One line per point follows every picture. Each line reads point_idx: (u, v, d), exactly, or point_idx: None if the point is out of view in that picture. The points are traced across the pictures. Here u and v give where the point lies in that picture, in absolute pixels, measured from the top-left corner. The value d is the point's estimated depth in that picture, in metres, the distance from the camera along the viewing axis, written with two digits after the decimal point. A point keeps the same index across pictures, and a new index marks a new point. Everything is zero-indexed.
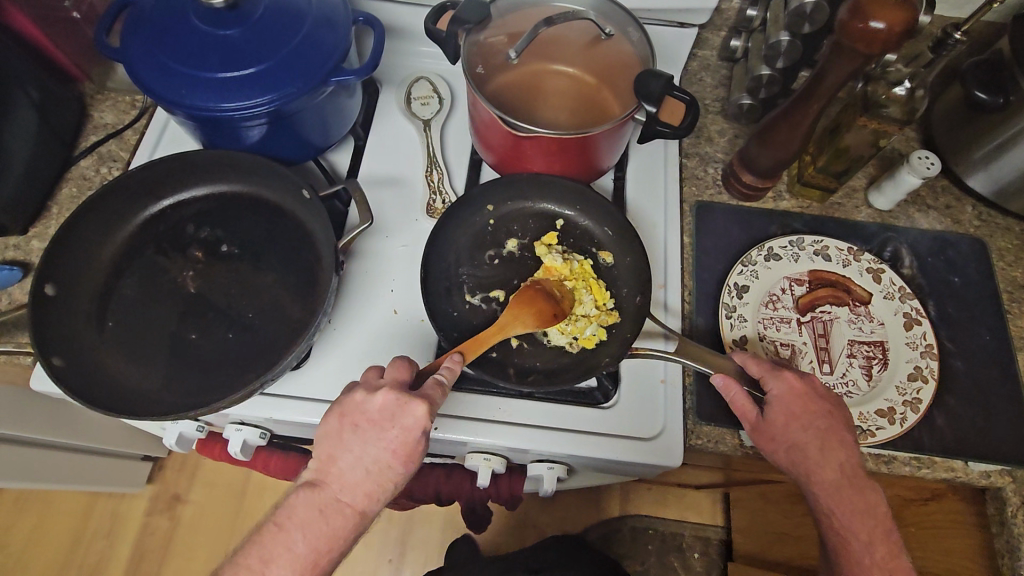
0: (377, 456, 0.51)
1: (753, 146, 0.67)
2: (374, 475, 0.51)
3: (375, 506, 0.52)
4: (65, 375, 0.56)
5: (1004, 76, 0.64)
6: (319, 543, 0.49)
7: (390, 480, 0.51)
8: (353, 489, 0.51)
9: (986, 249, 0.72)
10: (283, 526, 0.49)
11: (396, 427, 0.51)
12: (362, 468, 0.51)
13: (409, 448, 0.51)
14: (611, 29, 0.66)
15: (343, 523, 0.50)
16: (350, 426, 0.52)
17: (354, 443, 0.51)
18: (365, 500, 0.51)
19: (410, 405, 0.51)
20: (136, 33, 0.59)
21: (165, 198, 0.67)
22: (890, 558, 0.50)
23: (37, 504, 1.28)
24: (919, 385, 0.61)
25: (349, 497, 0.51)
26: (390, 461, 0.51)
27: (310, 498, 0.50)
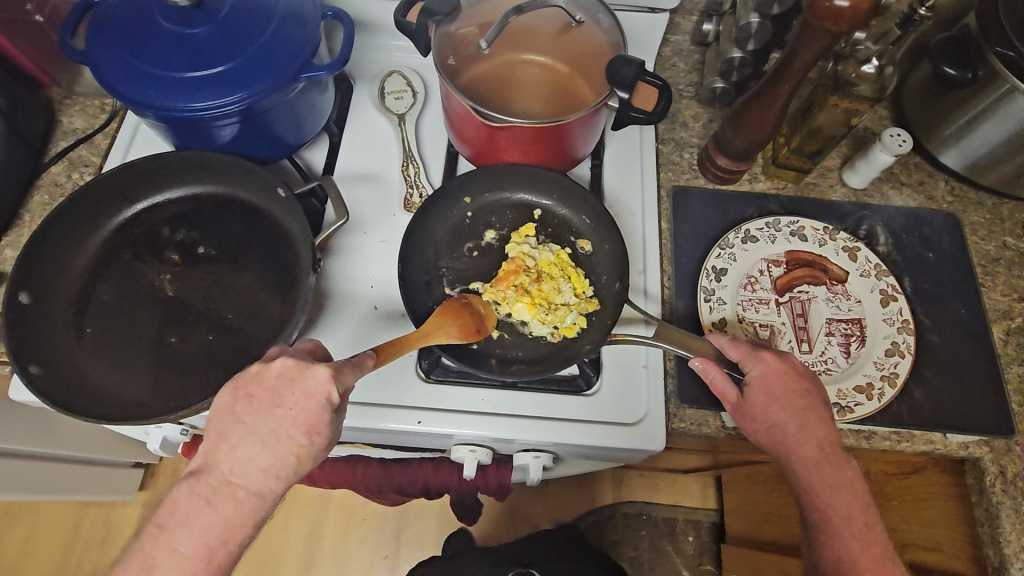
0: (271, 425, 0.47)
1: (727, 129, 0.68)
2: (269, 447, 0.47)
3: (275, 488, 0.47)
4: (43, 384, 0.56)
5: (971, 52, 0.65)
6: (213, 536, 0.45)
7: (287, 453, 0.47)
8: (250, 468, 0.46)
9: (959, 224, 0.73)
10: (166, 525, 0.45)
11: (294, 394, 0.47)
12: (255, 443, 0.47)
13: (310, 415, 0.47)
14: (581, 16, 0.66)
15: (237, 510, 0.46)
16: (242, 398, 0.48)
17: (247, 416, 0.47)
18: (261, 481, 0.47)
19: (308, 369, 0.48)
20: (100, 35, 0.59)
21: (139, 202, 0.66)
22: (868, 529, 0.51)
23: (28, 516, 1.27)
24: (896, 359, 0.62)
25: (240, 478, 0.46)
26: (287, 429, 0.47)
27: (196, 487, 0.46)
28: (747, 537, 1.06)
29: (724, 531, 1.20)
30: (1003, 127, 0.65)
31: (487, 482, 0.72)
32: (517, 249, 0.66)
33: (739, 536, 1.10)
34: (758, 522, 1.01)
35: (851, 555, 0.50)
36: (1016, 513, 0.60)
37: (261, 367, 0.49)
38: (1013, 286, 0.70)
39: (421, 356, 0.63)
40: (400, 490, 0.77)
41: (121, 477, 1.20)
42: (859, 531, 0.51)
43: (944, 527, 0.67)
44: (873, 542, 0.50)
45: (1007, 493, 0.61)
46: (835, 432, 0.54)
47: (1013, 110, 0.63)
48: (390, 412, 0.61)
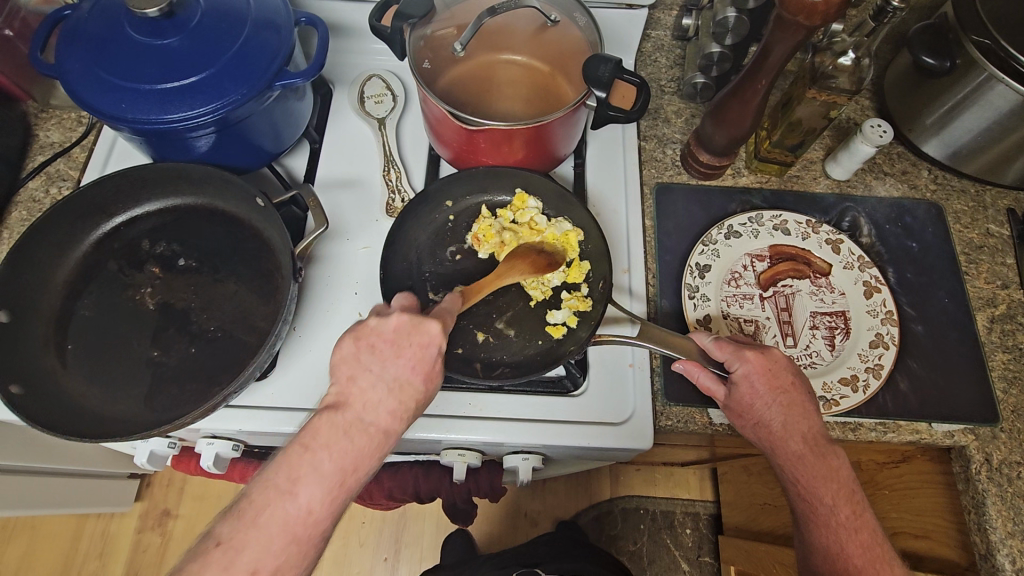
0: (395, 372, 0.50)
1: (707, 125, 0.67)
2: (395, 393, 0.49)
3: (399, 426, 0.49)
4: (24, 403, 0.55)
5: (950, 41, 0.64)
6: (348, 463, 0.46)
7: (409, 399, 0.50)
8: (379, 407, 0.49)
9: (942, 213, 0.73)
10: (310, 447, 0.46)
11: (412, 345, 0.50)
12: (382, 386, 0.49)
13: (426, 363, 0.50)
14: (556, 16, 0.66)
15: (365, 446, 0.48)
16: (366, 347, 0.51)
17: (371, 363, 0.50)
18: (387, 416, 0.49)
19: (421, 323, 0.51)
20: (71, 48, 0.58)
21: (118, 215, 0.66)
22: (855, 517, 0.51)
23: (27, 528, 1.26)
24: (881, 351, 0.62)
25: (369, 416, 0.48)
26: (408, 376, 0.50)
27: (335, 420, 0.48)
28: (744, 527, 1.06)
29: (721, 522, 1.21)
30: (984, 115, 0.65)
31: (477, 486, 0.72)
32: (527, 216, 0.68)
33: (737, 527, 1.10)
34: (754, 512, 1.01)
35: (837, 543, 0.51)
36: (1001, 501, 0.60)
37: (377, 320, 0.51)
38: (996, 273, 0.70)
39: None
40: (389, 497, 0.77)
41: (118, 489, 1.20)
42: (847, 520, 0.51)
43: (930, 516, 0.67)
44: (859, 529, 0.51)
45: (992, 481, 0.61)
46: (821, 424, 0.54)
47: (991, 97, 0.63)
48: None
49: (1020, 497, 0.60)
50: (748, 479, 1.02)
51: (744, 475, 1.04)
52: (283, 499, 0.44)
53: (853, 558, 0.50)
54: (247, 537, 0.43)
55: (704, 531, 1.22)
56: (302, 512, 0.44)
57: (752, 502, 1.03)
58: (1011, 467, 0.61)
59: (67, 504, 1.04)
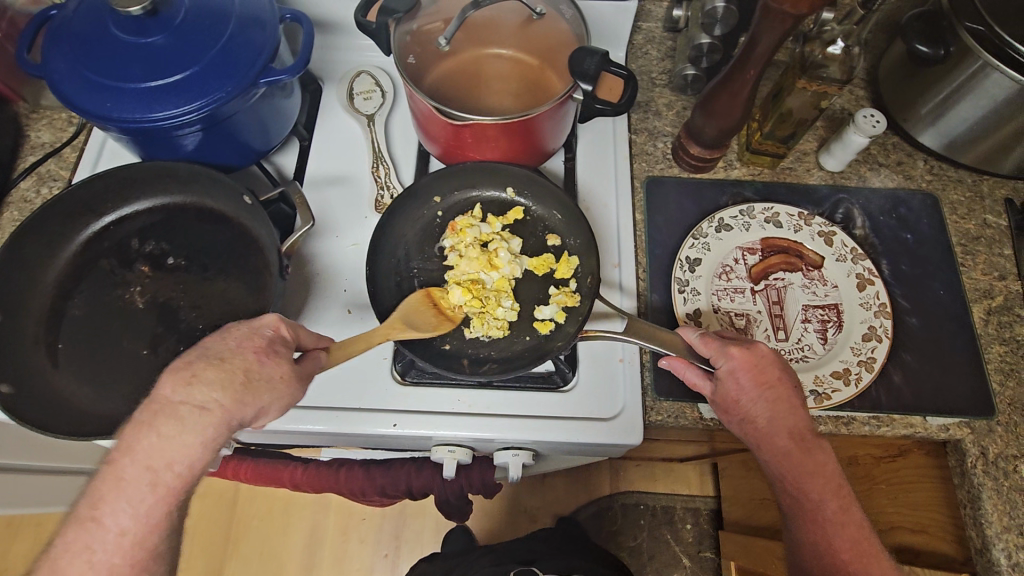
0: (221, 348, 0.46)
1: (697, 117, 0.67)
2: (213, 364, 0.44)
3: (229, 406, 0.43)
4: (13, 402, 0.56)
5: (944, 27, 0.63)
6: (163, 461, 0.42)
7: (234, 371, 0.44)
8: (190, 387, 0.43)
9: (938, 204, 0.72)
10: (119, 460, 0.42)
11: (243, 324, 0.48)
12: (201, 360, 0.44)
13: (256, 340, 0.47)
14: (542, 9, 0.66)
15: (186, 431, 0.42)
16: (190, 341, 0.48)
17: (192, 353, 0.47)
18: (206, 393, 0.43)
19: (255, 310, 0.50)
20: (56, 47, 0.58)
21: (106, 215, 0.66)
22: (843, 511, 0.50)
23: (30, 527, 1.27)
24: (874, 344, 0.62)
25: (182, 394, 0.42)
26: (235, 352, 0.46)
27: (141, 415, 0.42)
28: (743, 523, 1.05)
29: (722, 517, 1.20)
30: (979, 103, 0.64)
31: (470, 483, 0.72)
32: (494, 246, 0.66)
33: (737, 522, 1.09)
34: (753, 507, 1.01)
35: (826, 539, 0.50)
36: (998, 494, 0.59)
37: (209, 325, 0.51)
38: (993, 264, 0.69)
39: (395, 359, 0.63)
40: (382, 493, 0.77)
41: None
42: (836, 514, 0.50)
43: (928, 511, 0.66)
44: (847, 524, 0.50)
45: (988, 475, 0.60)
46: (808, 419, 0.53)
47: (985, 85, 0.62)
48: (364, 417, 0.61)
49: (1016, 491, 0.59)
50: (747, 473, 1.02)
51: (742, 470, 1.03)
52: (90, 525, 0.41)
53: (842, 553, 0.49)
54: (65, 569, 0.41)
55: (705, 526, 1.21)
56: (115, 534, 0.41)
57: (750, 497, 1.02)
58: (1007, 460, 0.60)
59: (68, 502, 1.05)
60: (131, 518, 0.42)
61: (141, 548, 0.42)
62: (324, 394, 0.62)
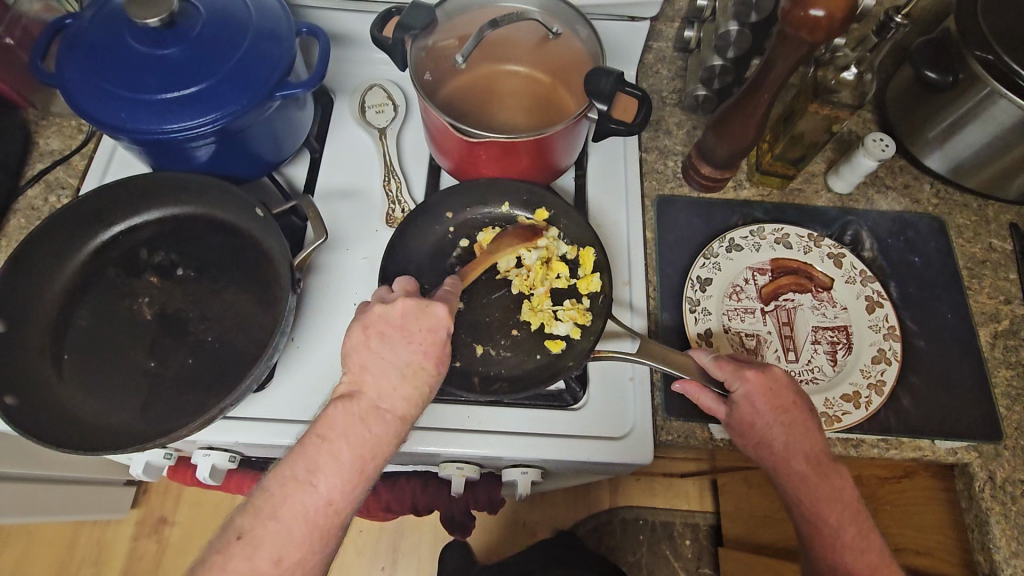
0: (407, 358, 0.50)
1: (709, 137, 0.67)
2: (387, 370, 0.50)
3: (414, 408, 0.50)
4: (17, 414, 0.55)
5: (954, 55, 0.64)
6: (358, 450, 0.47)
7: (422, 384, 0.50)
8: (392, 394, 0.49)
9: (944, 227, 0.72)
10: (327, 437, 0.46)
11: (421, 329, 0.52)
12: (395, 372, 0.50)
13: (438, 348, 0.52)
14: (558, 28, 0.66)
15: (385, 431, 0.48)
16: (375, 335, 0.51)
17: (380, 349, 0.51)
18: (399, 401, 0.49)
19: (427, 308, 0.52)
20: (70, 57, 0.58)
21: (116, 224, 0.65)
22: (862, 538, 0.50)
23: (21, 536, 1.25)
24: (883, 367, 0.62)
25: (376, 399, 0.49)
26: (420, 361, 0.51)
27: (344, 406, 0.48)
28: (742, 540, 1.05)
29: (720, 534, 1.19)
30: (986, 129, 0.65)
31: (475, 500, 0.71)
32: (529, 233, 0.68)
33: (737, 540, 1.08)
34: (754, 524, 1.00)
35: (845, 565, 0.50)
36: (1005, 519, 0.59)
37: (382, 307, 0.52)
38: (999, 288, 0.70)
39: None
40: (386, 509, 0.77)
41: (114, 496, 1.18)
42: (854, 541, 0.50)
43: (934, 532, 0.66)
44: (867, 550, 0.50)
45: (996, 499, 0.60)
46: (823, 443, 0.53)
47: (994, 112, 0.63)
48: None
49: (1023, 515, 0.60)
50: (749, 491, 1.01)
51: (744, 487, 1.02)
52: (302, 490, 0.44)
53: None
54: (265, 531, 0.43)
55: (704, 542, 1.19)
56: (323, 502, 0.45)
57: (752, 513, 1.01)
58: (1014, 485, 0.60)
59: (63, 511, 1.03)
60: (335, 489, 0.45)
61: (333, 523, 0.45)
62: None
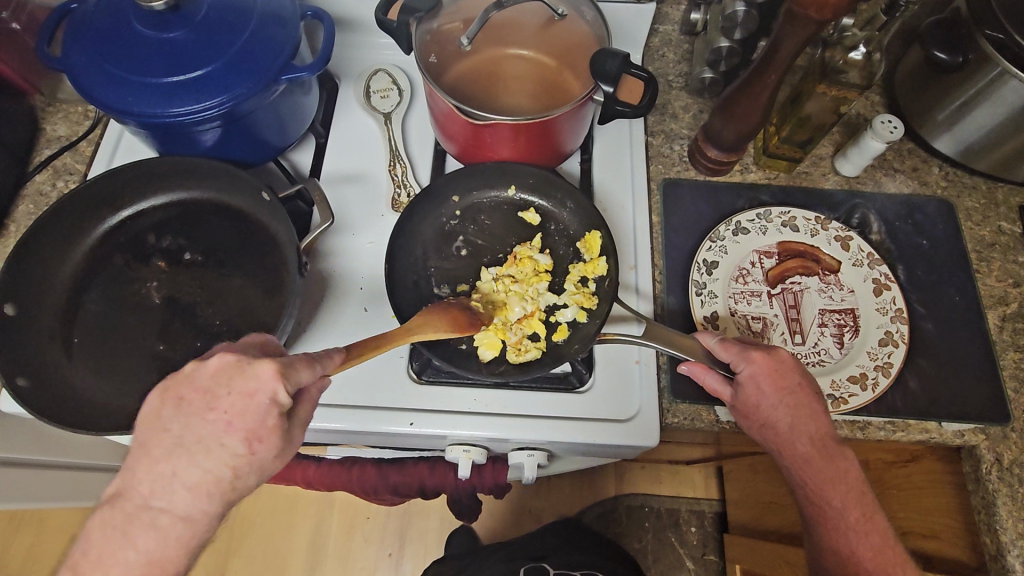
0: (206, 432, 0.43)
1: (715, 120, 0.67)
2: (199, 460, 0.42)
3: (212, 502, 0.43)
4: (28, 396, 0.55)
5: (962, 35, 0.63)
6: (138, 567, 0.41)
7: (221, 464, 0.43)
8: (174, 482, 0.42)
9: (953, 210, 0.72)
10: (89, 559, 0.41)
11: (231, 394, 0.43)
12: (183, 455, 0.42)
13: (247, 419, 0.43)
14: (564, 10, 0.65)
15: (165, 535, 0.42)
16: (172, 400, 0.44)
17: (173, 421, 0.44)
18: (188, 497, 0.42)
19: (248, 367, 0.44)
20: (77, 41, 0.58)
21: (123, 209, 0.66)
22: (865, 519, 0.51)
23: (34, 522, 1.26)
24: (890, 349, 0.62)
25: (164, 500, 0.42)
26: (221, 434, 0.43)
27: (114, 512, 0.42)
28: (748, 527, 1.06)
29: (726, 520, 1.19)
30: (997, 111, 0.64)
31: (482, 483, 0.72)
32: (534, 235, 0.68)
33: (743, 526, 1.09)
34: (760, 510, 1.00)
35: (848, 546, 0.50)
36: (1012, 501, 0.59)
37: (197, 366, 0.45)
38: (1008, 271, 0.69)
39: (411, 357, 0.63)
40: (394, 491, 0.78)
41: None
42: (859, 522, 0.51)
43: (941, 515, 0.66)
44: (870, 532, 0.50)
45: (1003, 481, 0.60)
46: (829, 425, 0.53)
47: (1003, 93, 0.62)
48: (381, 415, 0.60)
49: None
50: (754, 477, 1.01)
51: (749, 473, 1.02)
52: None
53: (865, 561, 0.49)
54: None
55: (709, 529, 1.20)
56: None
57: (757, 499, 1.02)
58: (1022, 468, 0.60)
59: (74, 497, 1.04)
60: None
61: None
62: (340, 390, 0.62)
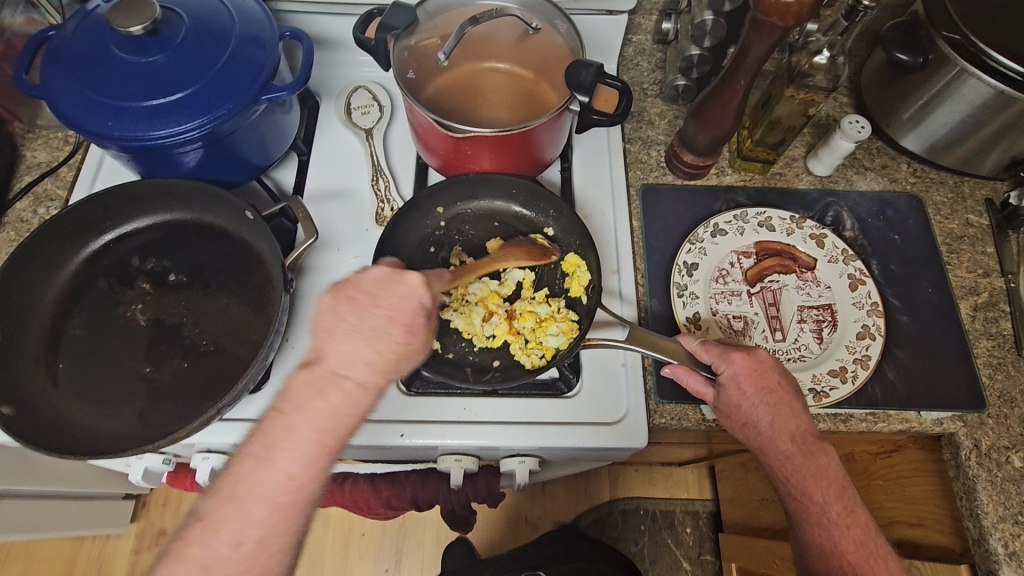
0: (373, 322, 0.46)
1: (690, 125, 0.69)
2: (375, 341, 0.45)
3: (379, 380, 0.45)
4: (14, 422, 0.55)
5: (922, 37, 0.66)
6: (328, 423, 0.42)
7: (390, 348, 0.46)
8: (355, 356, 0.44)
9: (923, 205, 0.74)
10: (284, 411, 0.42)
11: (391, 296, 0.48)
12: (359, 338, 0.45)
13: (406, 313, 0.47)
14: (537, 23, 0.67)
15: (344, 404, 0.43)
16: (344, 299, 0.47)
17: (348, 312, 0.46)
18: (367, 370, 0.44)
19: (401, 276, 0.48)
20: (55, 67, 0.58)
21: (106, 233, 0.66)
22: (846, 513, 0.52)
23: (21, 554, 1.24)
24: (868, 342, 0.63)
25: (348, 370, 0.44)
26: (386, 326, 0.46)
27: (309, 376, 0.43)
28: (743, 524, 1.07)
29: (721, 520, 1.20)
30: (958, 109, 0.67)
31: (476, 494, 0.72)
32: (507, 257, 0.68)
33: (737, 524, 1.10)
34: (753, 508, 1.01)
35: (831, 540, 0.51)
36: (992, 485, 0.61)
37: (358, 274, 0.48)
38: (978, 262, 0.71)
39: None
40: (386, 505, 0.78)
41: (113, 511, 1.17)
42: (841, 517, 0.52)
43: (925, 503, 0.68)
44: (851, 525, 0.51)
45: (982, 466, 0.61)
46: (809, 423, 0.54)
47: (964, 91, 0.65)
48: (371, 428, 0.61)
49: (1010, 481, 0.61)
50: (745, 475, 1.02)
51: (740, 471, 1.03)
52: (260, 466, 0.40)
53: (847, 554, 0.50)
54: (230, 508, 0.40)
55: (705, 529, 1.21)
56: (283, 479, 0.41)
57: (751, 496, 1.02)
58: (999, 452, 0.62)
59: (62, 528, 1.03)
60: (299, 465, 0.41)
61: (303, 501, 0.41)
62: None
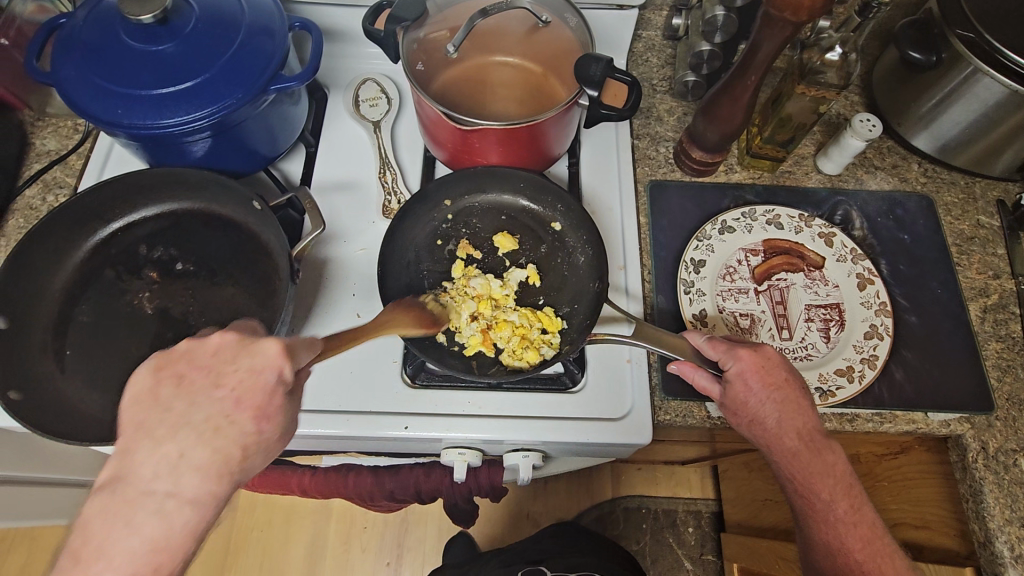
0: (205, 410, 0.40)
1: (699, 122, 0.68)
2: (204, 438, 0.39)
3: (215, 485, 0.39)
4: (20, 408, 0.55)
5: (935, 35, 0.65)
6: (143, 549, 0.36)
7: (229, 443, 0.40)
8: (179, 465, 0.38)
9: (933, 205, 0.73)
10: (87, 535, 0.36)
11: (239, 370, 0.42)
12: (189, 432, 0.39)
13: (255, 396, 0.41)
14: (547, 17, 0.67)
15: (173, 517, 0.37)
16: (167, 379, 0.41)
17: (175, 400, 0.40)
18: (195, 481, 0.38)
19: (252, 344, 0.43)
20: (66, 55, 0.59)
21: (115, 221, 0.66)
22: (853, 511, 0.52)
23: (25, 541, 1.25)
24: (875, 342, 0.63)
25: (166, 483, 0.37)
26: (227, 412, 0.40)
27: (110, 495, 0.37)
28: (745, 525, 1.06)
29: (723, 520, 1.20)
30: (970, 108, 0.66)
31: (480, 487, 0.72)
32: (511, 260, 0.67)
33: (740, 524, 1.09)
34: (756, 509, 1.01)
35: (838, 538, 0.51)
36: (998, 488, 0.60)
37: (193, 343, 0.43)
38: (988, 263, 0.71)
39: (405, 362, 0.63)
40: (390, 497, 0.78)
41: None
42: (849, 516, 0.51)
43: (930, 505, 0.68)
44: (858, 523, 0.51)
45: (989, 469, 0.61)
46: (816, 420, 0.54)
47: (977, 90, 0.64)
48: (375, 420, 0.61)
49: (1017, 484, 0.60)
50: (748, 476, 1.02)
51: (743, 471, 1.03)
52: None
53: (853, 552, 0.50)
54: None
55: (706, 529, 1.21)
56: None
57: (753, 496, 1.02)
58: (1007, 455, 0.61)
59: (66, 515, 1.03)
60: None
61: None
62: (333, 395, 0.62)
